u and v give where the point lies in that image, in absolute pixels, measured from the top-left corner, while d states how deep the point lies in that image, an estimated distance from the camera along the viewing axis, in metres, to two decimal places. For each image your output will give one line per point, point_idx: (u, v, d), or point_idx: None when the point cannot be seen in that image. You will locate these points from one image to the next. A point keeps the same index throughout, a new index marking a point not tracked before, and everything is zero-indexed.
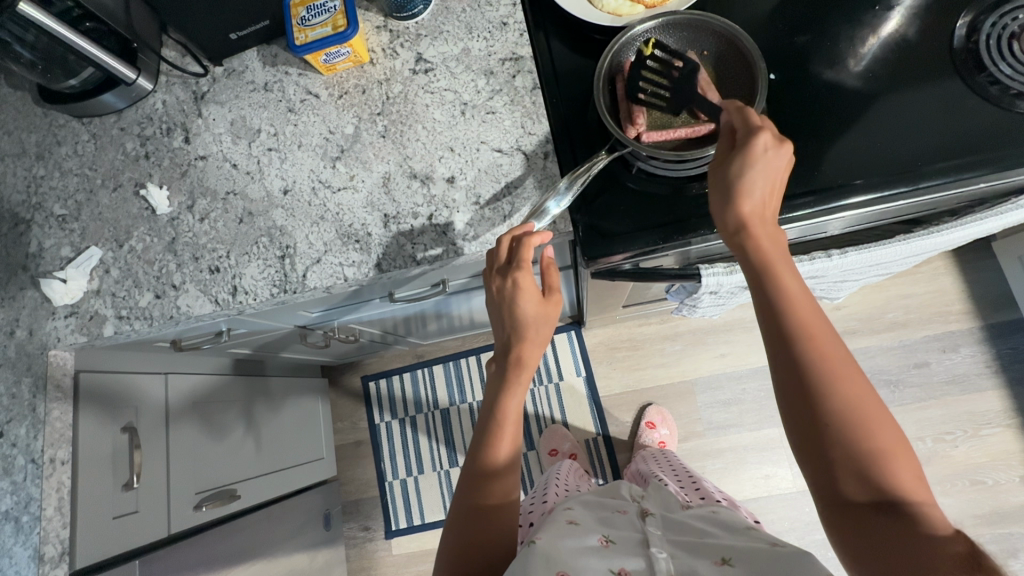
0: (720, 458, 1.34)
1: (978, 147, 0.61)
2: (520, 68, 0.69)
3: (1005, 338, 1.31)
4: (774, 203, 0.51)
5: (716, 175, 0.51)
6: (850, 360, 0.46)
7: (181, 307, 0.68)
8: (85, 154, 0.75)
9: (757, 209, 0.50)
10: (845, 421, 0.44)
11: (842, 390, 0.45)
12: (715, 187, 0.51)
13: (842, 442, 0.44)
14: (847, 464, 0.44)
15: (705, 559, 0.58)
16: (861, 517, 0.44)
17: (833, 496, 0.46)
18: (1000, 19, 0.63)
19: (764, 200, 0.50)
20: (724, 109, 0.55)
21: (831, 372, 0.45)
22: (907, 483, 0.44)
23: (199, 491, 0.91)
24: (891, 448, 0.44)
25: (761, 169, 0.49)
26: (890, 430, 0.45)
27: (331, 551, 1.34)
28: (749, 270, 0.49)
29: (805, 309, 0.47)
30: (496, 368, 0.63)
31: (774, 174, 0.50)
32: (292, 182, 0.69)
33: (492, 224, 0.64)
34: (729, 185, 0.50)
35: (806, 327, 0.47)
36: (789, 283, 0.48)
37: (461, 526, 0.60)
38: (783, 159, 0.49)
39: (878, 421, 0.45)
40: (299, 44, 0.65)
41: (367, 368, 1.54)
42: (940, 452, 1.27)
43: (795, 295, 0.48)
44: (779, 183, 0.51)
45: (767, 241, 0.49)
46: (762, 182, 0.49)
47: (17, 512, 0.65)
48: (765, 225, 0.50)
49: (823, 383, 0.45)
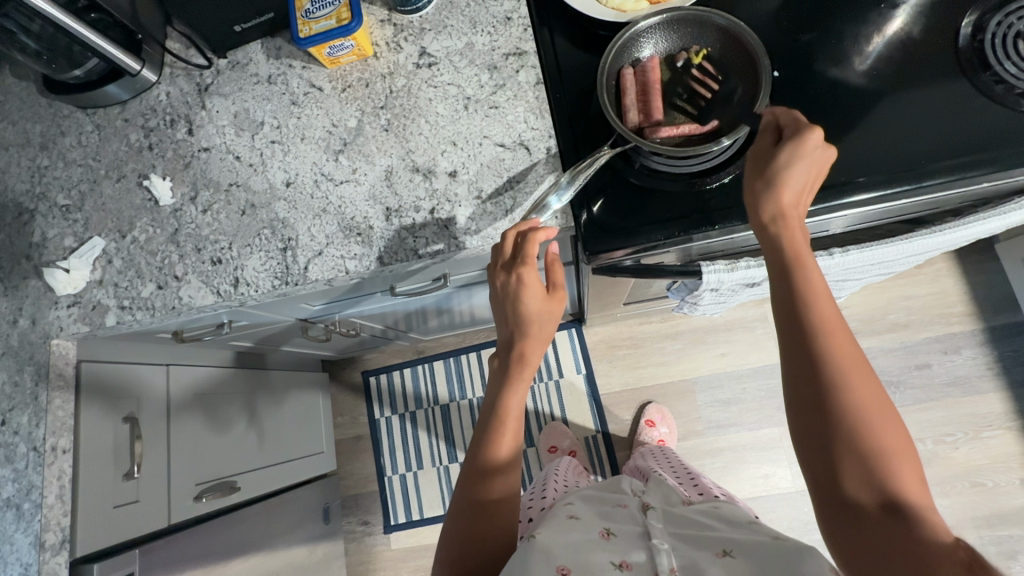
0: (719, 457, 1.34)
1: (982, 146, 0.60)
2: (523, 63, 0.69)
3: (1007, 340, 1.30)
4: (807, 200, 0.51)
5: (758, 166, 0.51)
6: (864, 361, 0.46)
7: (183, 297, 0.68)
8: (89, 145, 0.75)
9: (791, 201, 0.50)
10: (854, 418, 0.44)
11: (856, 389, 0.44)
12: (756, 178, 0.51)
13: (850, 441, 0.44)
14: (854, 464, 0.44)
15: (706, 551, 0.58)
16: (863, 517, 0.44)
17: (836, 495, 0.45)
18: (1005, 17, 0.63)
19: (799, 196, 0.50)
20: (767, 113, 0.54)
21: (846, 371, 0.45)
22: (912, 488, 0.44)
23: (199, 481, 0.91)
24: (899, 452, 0.44)
25: (807, 162, 0.49)
26: (899, 436, 0.44)
27: (330, 545, 1.35)
28: (776, 262, 0.49)
29: (827, 307, 0.47)
30: (498, 365, 0.63)
31: (815, 172, 0.50)
32: (294, 175, 0.69)
33: (494, 218, 0.64)
34: (772, 176, 0.50)
35: (827, 325, 0.46)
36: (813, 278, 0.47)
37: (462, 519, 0.60)
38: (826, 160, 0.50)
39: (886, 421, 0.44)
40: (303, 36, 0.65)
41: (367, 363, 1.55)
42: (941, 455, 1.27)
43: (818, 290, 0.47)
44: (817, 181, 0.51)
45: (796, 237, 0.49)
46: (803, 178, 0.50)
47: (19, 499, 0.66)
48: (795, 221, 0.50)
49: (836, 380, 0.45)
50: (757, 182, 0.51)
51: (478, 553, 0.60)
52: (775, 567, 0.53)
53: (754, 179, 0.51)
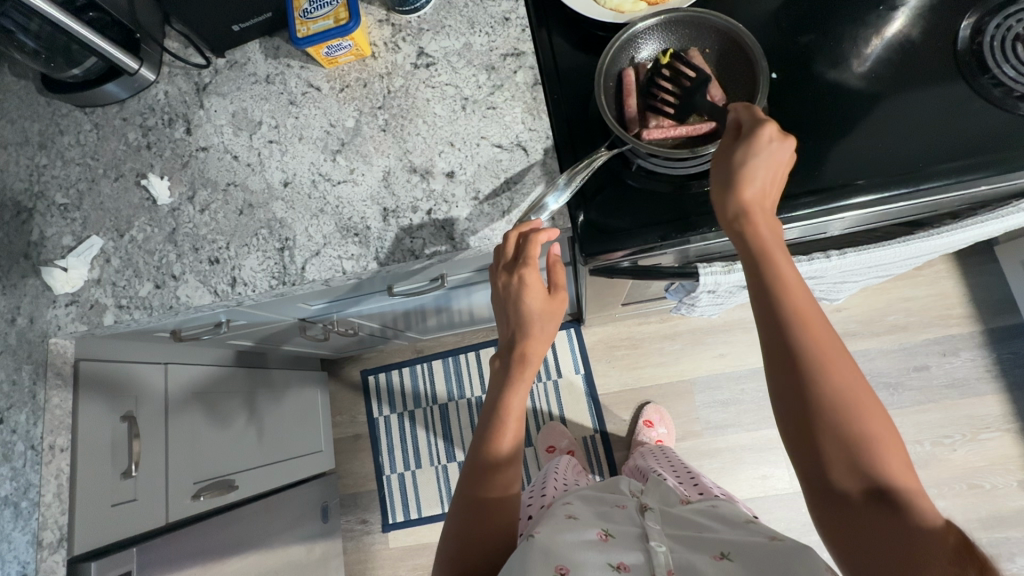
0: (717, 457, 1.34)
1: (980, 149, 0.60)
2: (521, 63, 0.68)
3: (1005, 342, 1.30)
4: (774, 195, 0.51)
5: (719, 166, 0.51)
6: (844, 351, 0.46)
7: (180, 297, 0.68)
8: (87, 144, 0.75)
9: (756, 197, 0.50)
10: (836, 410, 0.44)
11: (835, 380, 0.44)
12: (718, 179, 0.51)
13: (834, 433, 0.44)
14: (839, 456, 0.44)
15: (704, 553, 0.58)
16: (854, 509, 0.44)
17: (827, 490, 0.45)
18: (1004, 21, 0.63)
19: (765, 190, 0.50)
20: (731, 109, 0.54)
21: (825, 363, 0.45)
22: (901, 477, 0.43)
23: (195, 481, 0.91)
24: (885, 441, 0.44)
25: (764, 156, 0.49)
26: (885, 423, 0.44)
27: (328, 544, 1.35)
28: (748, 260, 0.49)
29: (802, 300, 0.47)
30: (499, 365, 0.63)
31: (778, 164, 0.50)
32: (292, 175, 0.69)
33: (490, 219, 0.64)
34: (732, 175, 0.50)
35: (803, 318, 0.46)
36: (785, 273, 0.48)
37: (462, 517, 0.61)
38: (786, 152, 0.50)
39: (870, 411, 0.44)
40: (301, 36, 0.65)
41: (366, 362, 1.55)
42: (939, 456, 1.27)
43: (791, 284, 0.47)
44: (782, 172, 0.51)
45: (767, 231, 0.49)
46: (765, 171, 0.50)
47: (17, 497, 0.66)
48: (765, 216, 0.50)
49: (817, 375, 0.45)
50: (719, 182, 0.51)
51: (478, 550, 0.60)
52: (772, 571, 0.53)
53: (716, 179, 0.51)
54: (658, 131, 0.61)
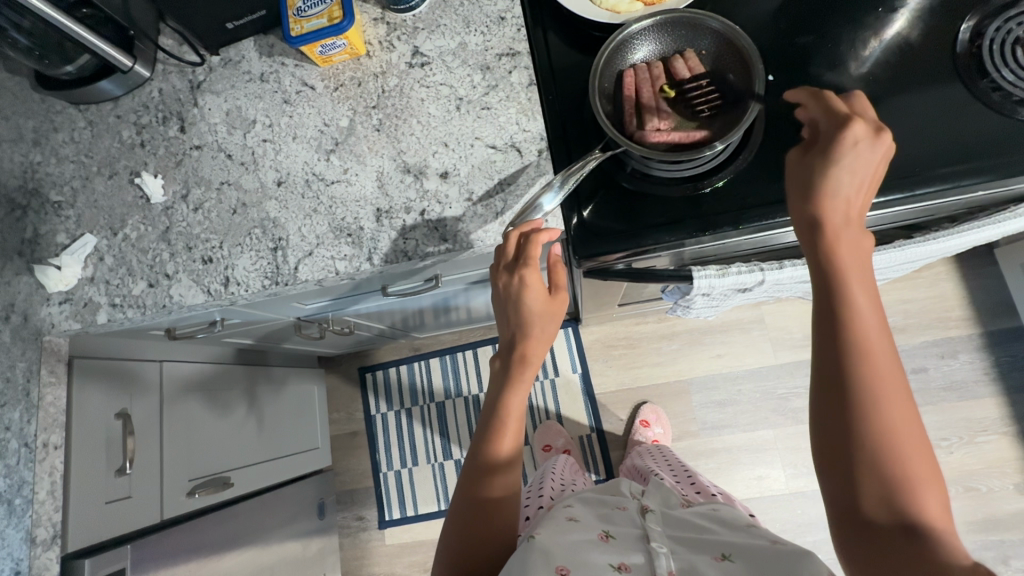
0: (713, 458, 1.34)
1: (977, 154, 0.60)
2: (516, 63, 0.68)
3: (1004, 345, 1.30)
4: (858, 211, 0.49)
5: (803, 173, 0.51)
6: (898, 381, 0.45)
7: (173, 296, 0.68)
8: (81, 141, 0.75)
9: (839, 209, 0.49)
10: (877, 435, 0.44)
11: (882, 407, 0.44)
12: (801, 182, 0.51)
13: (871, 457, 0.44)
14: (872, 481, 0.44)
15: (705, 555, 0.58)
16: (878, 535, 0.43)
17: (853, 511, 0.45)
18: (1004, 24, 0.62)
19: (849, 204, 0.49)
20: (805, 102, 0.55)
21: (874, 388, 0.44)
22: (934, 514, 0.43)
23: (191, 478, 0.91)
24: (922, 475, 0.43)
25: (848, 163, 0.49)
26: (924, 459, 0.44)
27: (324, 540, 1.36)
28: (820, 272, 0.48)
29: (867, 321, 0.46)
30: (499, 366, 0.63)
31: (863, 169, 0.49)
32: (286, 174, 0.68)
33: (484, 220, 0.64)
34: (815, 182, 0.49)
35: (865, 340, 0.46)
36: (856, 294, 0.47)
37: (466, 520, 0.60)
38: (870, 158, 0.49)
39: (912, 443, 0.44)
40: (295, 34, 0.65)
41: (364, 359, 1.55)
42: (938, 459, 1.26)
43: (861, 304, 0.47)
44: (868, 185, 0.50)
45: (846, 247, 0.48)
46: (850, 177, 0.49)
47: (11, 494, 0.65)
48: (846, 232, 0.48)
49: (866, 398, 0.44)
50: (803, 187, 0.50)
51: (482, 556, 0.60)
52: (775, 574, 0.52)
53: (799, 185, 0.51)
54: (653, 132, 0.60)
